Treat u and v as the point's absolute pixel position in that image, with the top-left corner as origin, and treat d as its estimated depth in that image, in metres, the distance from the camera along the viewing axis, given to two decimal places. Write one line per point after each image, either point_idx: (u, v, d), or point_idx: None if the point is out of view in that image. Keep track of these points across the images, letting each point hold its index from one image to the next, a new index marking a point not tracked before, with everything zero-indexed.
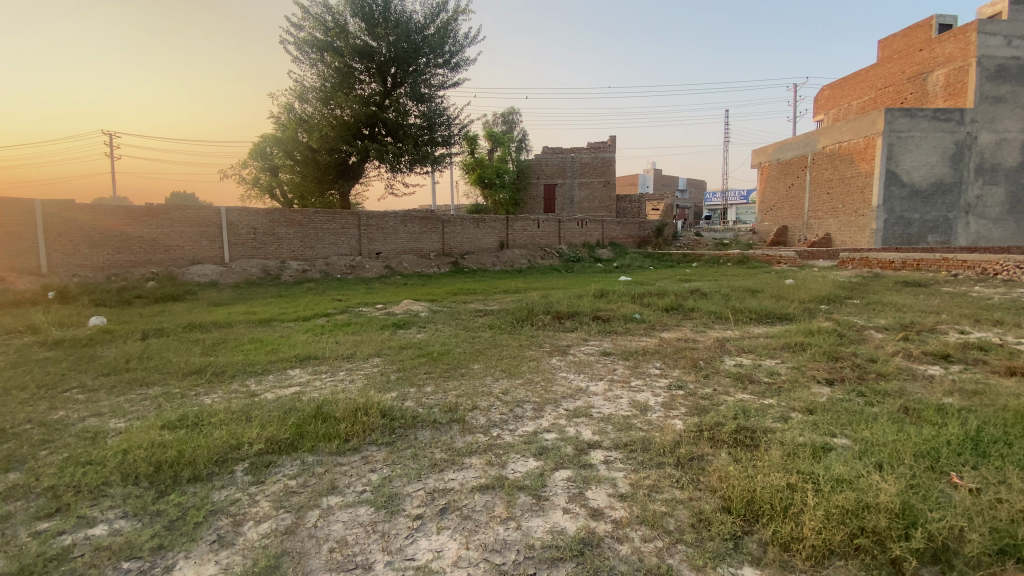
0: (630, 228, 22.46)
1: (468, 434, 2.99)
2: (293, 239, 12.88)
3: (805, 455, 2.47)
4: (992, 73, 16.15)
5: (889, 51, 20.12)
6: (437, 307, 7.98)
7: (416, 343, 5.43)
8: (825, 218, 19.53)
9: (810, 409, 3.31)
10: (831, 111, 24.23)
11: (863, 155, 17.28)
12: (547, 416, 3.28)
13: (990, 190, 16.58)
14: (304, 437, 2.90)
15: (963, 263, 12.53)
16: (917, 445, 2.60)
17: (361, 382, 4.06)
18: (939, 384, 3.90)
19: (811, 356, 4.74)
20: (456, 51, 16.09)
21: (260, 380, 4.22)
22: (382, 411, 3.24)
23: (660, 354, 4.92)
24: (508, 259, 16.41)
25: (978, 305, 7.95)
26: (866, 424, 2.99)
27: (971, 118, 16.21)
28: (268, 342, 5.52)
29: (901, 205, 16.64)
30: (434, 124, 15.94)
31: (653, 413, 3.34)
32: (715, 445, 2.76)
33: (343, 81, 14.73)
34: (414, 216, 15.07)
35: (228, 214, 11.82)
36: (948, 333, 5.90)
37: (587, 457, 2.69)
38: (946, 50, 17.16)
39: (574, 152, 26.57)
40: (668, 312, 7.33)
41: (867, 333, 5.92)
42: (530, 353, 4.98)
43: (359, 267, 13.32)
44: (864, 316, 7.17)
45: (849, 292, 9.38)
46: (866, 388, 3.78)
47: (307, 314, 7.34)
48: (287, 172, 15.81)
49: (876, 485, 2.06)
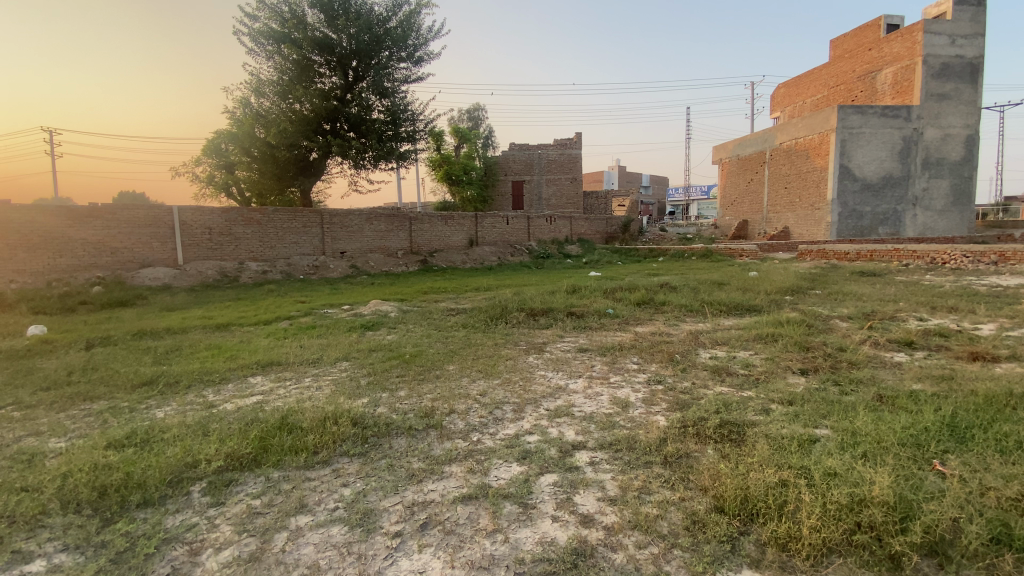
0: (597, 224, 22.62)
1: (447, 440, 2.83)
2: (252, 238, 12.33)
3: (792, 449, 2.44)
4: (937, 71, 16.97)
5: (840, 50, 20.90)
6: (407, 307, 7.75)
7: (386, 345, 5.22)
8: (783, 211, 20.15)
9: (789, 400, 3.31)
10: (787, 108, 25.04)
11: (818, 151, 17.90)
12: (528, 418, 3.16)
13: (936, 183, 17.46)
14: (268, 451, 2.69)
15: (913, 253, 13.13)
16: (898, 433, 2.63)
17: (329, 388, 3.84)
18: (909, 371, 3.99)
19: (784, 347, 4.80)
20: (420, 44, 15.75)
21: (219, 390, 3.93)
22: (353, 420, 3.05)
23: (636, 348, 4.88)
24: (478, 256, 16.24)
25: (932, 292, 8.30)
26: (846, 413, 3.01)
27: (917, 114, 17.02)
28: (226, 348, 5.19)
29: (854, 198, 17.34)
30: (398, 119, 15.57)
31: (635, 410, 3.26)
32: (700, 441, 2.70)
33: (302, 74, 14.19)
34: (379, 214, 14.70)
35: (181, 214, 11.21)
36: (908, 320, 6.11)
37: (572, 460, 2.58)
38: (894, 49, 17.94)
39: (541, 148, 26.54)
40: (640, 306, 7.34)
41: (833, 322, 6.06)
42: (506, 351, 4.85)
43: (323, 268, 12.88)
44: (828, 306, 7.37)
45: (812, 283, 9.67)
46: (840, 376, 3.82)
47: (268, 317, 6.98)
48: (244, 169, 15.13)
49: (868, 478, 2.03)
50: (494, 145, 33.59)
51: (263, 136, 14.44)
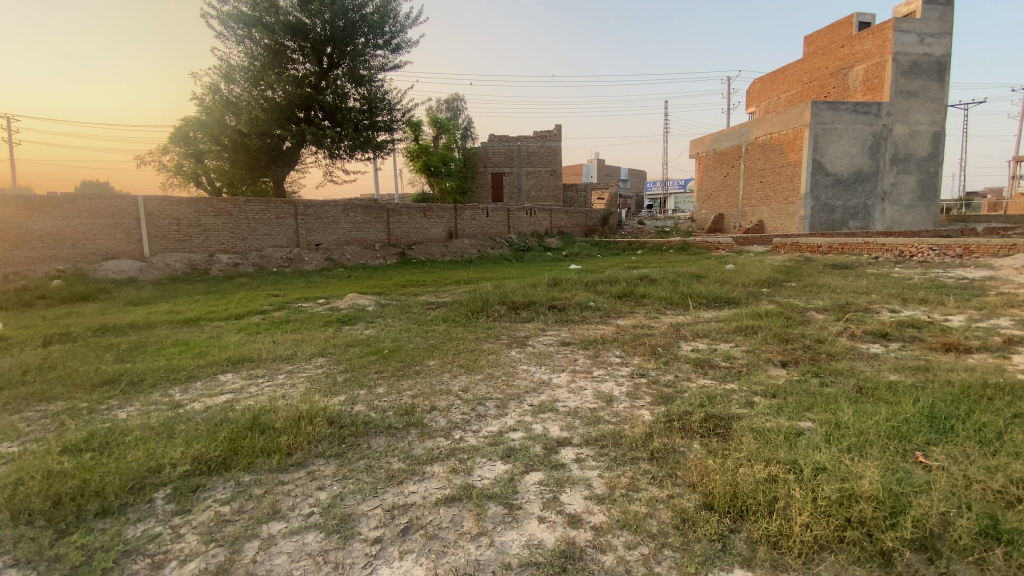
0: (577, 217, 22.63)
1: (428, 439, 2.74)
2: (223, 230, 11.92)
3: (779, 442, 2.42)
4: (906, 69, 17.40)
5: (814, 47, 21.23)
6: (385, 301, 7.58)
7: (364, 339, 5.06)
8: (757, 205, 20.47)
9: (772, 392, 3.31)
10: (762, 103, 25.40)
11: (792, 146, 18.19)
12: (511, 413, 3.08)
13: (903, 178, 17.97)
14: (238, 454, 2.54)
15: (882, 246, 13.47)
16: (880, 424, 2.65)
17: (304, 386, 3.69)
18: (885, 362, 4.06)
19: (763, 339, 4.83)
20: (397, 32, 15.39)
21: (186, 389, 3.74)
22: (329, 419, 2.92)
23: (618, 341, 4.85)
24: (458, 249, 16.07)
25: (902, 284, 8.52)
26: (828, 405, 3.02)
27: (887, 111, 17.45)
28: (195, 344, 4.96)
29: (827, 193, 17.71)
30: (375, 108, 15.23)
31: (619, 404, 3.22)
32: (686, 435, 2.66)
33: (274, 59, 13.73)
34: (355, 205, 14.37)
35: (147, 204, 10.75)
36: (881, 312, 6.24)
37: (557, 457, 2.51)
38: (865, 46, 18.32)
39: (521, 140, 26.37)
40: (621, 299, 7.33)
41: (810, 314, 6.15)
42: (487, 345, 4.76)
43: (297, 260, 12.54)
44: (804, 298, 7.48)
45: (787, 275, 9.83)
46: (819, 368, 3.85)
47: (240, 312, 6.74)
48: (214, 157, 14.60)
49: (856, 472, 2.03)
50: (473, 136, 33.27)
51: (234, 124, 13.95)
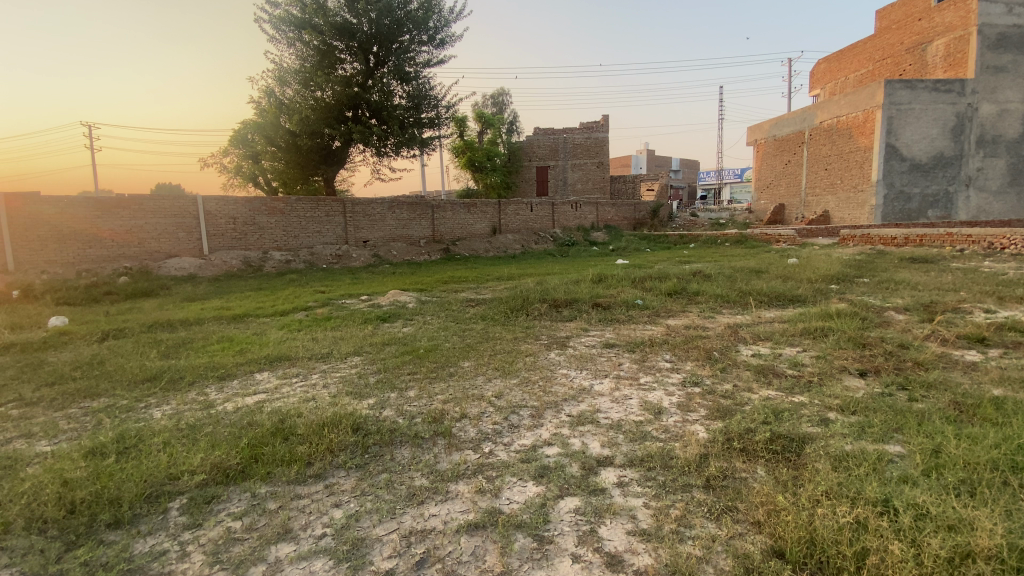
0: (625, 210, 21.94)
1: (455, 451, 2.52)
2: (276, 228, 12.28)
3: (866, 475, 2.03)
4: (994, 42, 15.63)
5: (888, 21, 19.47)
6: (426, 297, 7.50)
7: (400, 338, 4.93)
8: (823, 194, 19.06)
9: (850, 409, 2.87)
10: (828, 85, 23.62)
11: (862, 129, 16.76)
12: (547, 425, 2.81)
13: (992, 162, 16.17)
14: (257, 462, 2.43)
15: (967, 238, 12.15)
16: (990, 453, 2.19)
17: (335, 387, 3.57)
18: (985, 373, 3.48)
19: (835, 343, 4.30)
20: (441, 26, 15.30)
21: (221, 387, 3.72)
22: (354, 425, 2.76)
23: (668, 344, 4.46)
24: (501, 244, 15.90)
25: (996, 281, 7.54)
26: (919, 426, 2.58)
27: (973, 89, 15.74)
28: (237, 341, 5.01)
29: (902, 180, 16.19)
30: (420, 104, 15.27)
31: (669, 417, 2.88)
32: (749, 458, 2.32)
33: (323, 60, 13.98)
34: (401, 202, 14.48)
35: (205, 203, 11.19)
36: (972, 313, 5.48)
37: (597, 480, 2.22)
38: (946, 19, 16.61)
39: (567, 132, 25.86)
40: (671, 296, 6.89)
41: (887, 314, 5.50)
42: (525, 347, 4.50)
43: (345, 257, 12.73)
44: (879, 295, 6.75)
45: (858, 270, 8.96)
46: (905, 380, 3.34)
47: (285, 308, 6.83)
48: (269, 159, 15.09)
49: (972, 522, 1.63)
50: (519, 130, 32.99)
51: (287, 126, 14.36)
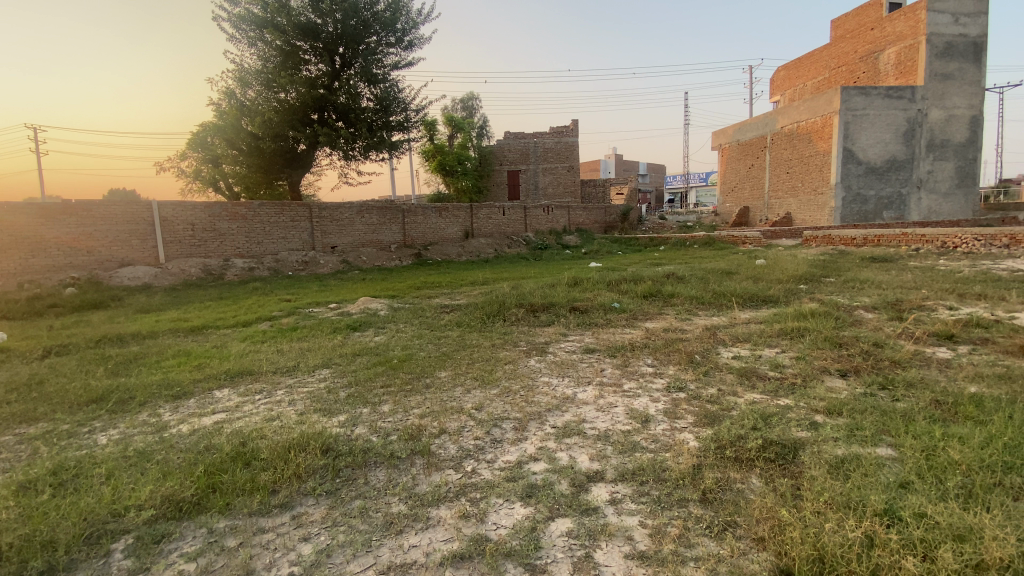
0: (596, 213, 22.08)
1: (436, 471, 2.34)
2: (238, 234, 11.76)
3: (865, 481, 1.97)
4: (942, 50, 16.40)
5: (842, 30, 20.26)
6: (398, 304, 7.27)
7: (372, 348, 4.70)
8: (785, 197, 19.61)
9: (837, 410, 2.83)
10: (788, 91, 24.44)
11: (820, 134, 17.34)
12: (531, 438, 2.66)
13: (941, 165, 16.97)
14: (216, 492, 2.21)
15: (921, 237, 12.64)
16: (982, 453, 2.17)
17: (302, 404, 3.33)
18: (961, 370, 3.52)
19: (812, 343, 4.31)
20: (410, 28, 15.06)
21: (176, 407, 3.42)
22: (324, 447, 2.55)
23: (649, 348, 4.38)
24: (474, 248, 15.72)
25: (954, 278, 7.83)
26: (906, 426, 2.56)
27: (922, 95, 16.50)
28: (195, 355, 4.68)
29: (858, 182, 16.82)
30: (389, 107, 14.97)
31: (656, 426, 2.78)
32: (743, 467, 2.23)
33: (287, 61, 13.53)
34: (370, 207, 14.14)
35: (162, 209, 10.64)
36: (937, 310, 5.65)
37: (588, 498, 2.09)
38: (897, 28, 17.36)
39: (537, 136, 25.92)
40: (647, 298, 6.86)
41: (857, 313, 5.61)
42: (504, 354, 4.35)
43: (312, 263, 12.31)
44: (847, 295, 6.90)
45: (824, 270, 9.17)
46: (885, 378, 3.35)
47: (248, 318, 6.48)
48: (230, 163, 14.49)
49: (980, 530, 1.56)
50: (490, 135, 32.91)
51: (249, 128, 13.82)
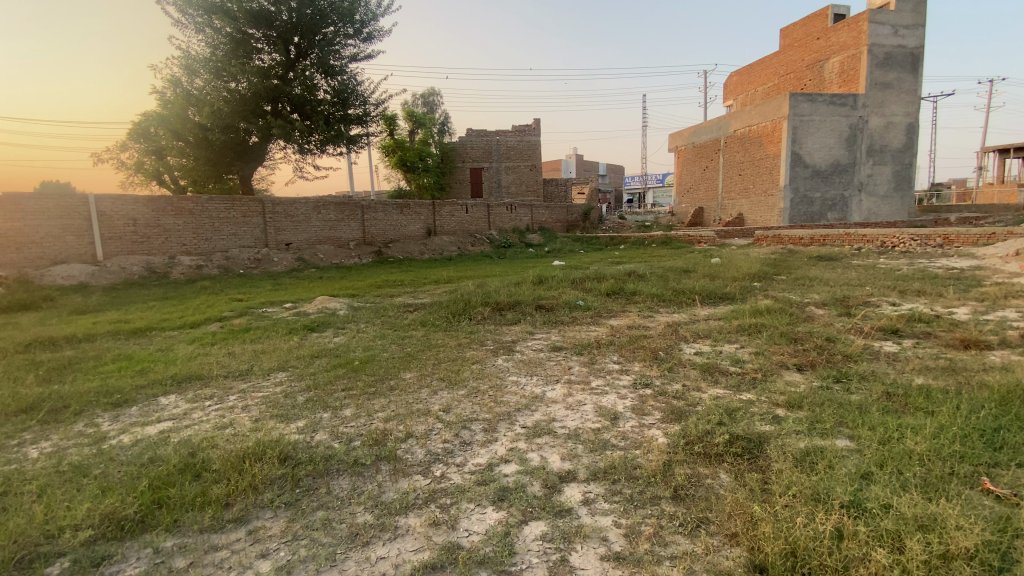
0: (558, 212, 22.24)
1: (403, 478, 2.25)
2: (184, 230, 11.13)
3: (829, 474, 2.02)
4: (881, 61, 17.41)
5: (790, 39, 21.20)
6: (358, 304, 7.05)
7: (332, 349, 4.52)
8: (738, 198, 20.35)
9: (797, 404, 2.91)
10: (740, 96, 25.38)
11: (770, 138, 18.07)
12: (501, 440, 2.61)
13: (879, 170, 18.03)
14: (162, 508, 2.04)
15: (863, 237, 13.39)
16: (933, 443, 2.28)
17: (257, 410, 3.15)
18: (908, 362, 3.72)
19: (770, 339, 4.45)
20: (369, 20, 14.66)
21: (116, 416, 3.17)
22: (281, 455, 2.40)
23: (615, 345, 4.41)
24: (437, 246, 15.51)
25: (894, 276, 8.31)
26: (861, 417, 2.66)
27: (863, 103, 17.47)
28: (137, 359, 4.36)
29: (805, 184, 17.65)
30: (347, 100, 14.55)
31: (625, 423, 2.78)
32: (711, 463, 2.25)
33: (238, 49, 12.91)
34: (327, 203, 13.70)
35: (100, 203, 9.94)
36: (881, 306, 5.97)
37: (561, 499, 2.05)
38: (840, 38, 18.31)
39: (500, 134, 25.87)
40: (610, 296, 6.93)
41: (809, 309, 5.85)
42: (470, 353, 4.27)
43: (266, 261, 11.80)
44: (799, 292, 7.20)
45: (776, 268, 9.56)
46: (839, 372, 3.49)
47: (196, 319, 6.12)
48: (176, 155, 13.70)
49: (941, 520, 1.63)
50: (451, 131, 32.58)
51: (196, 119, 13.11)
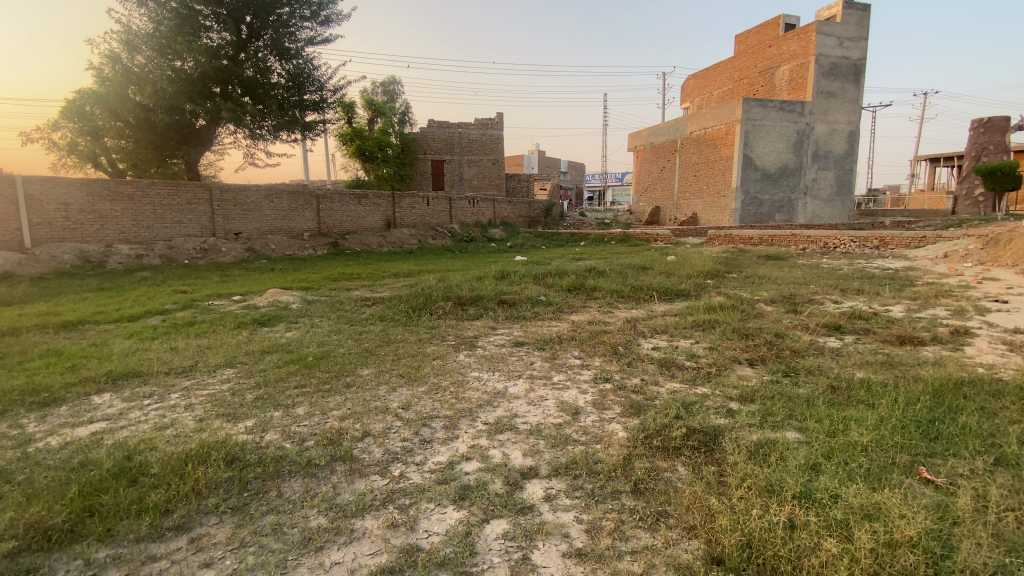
0: (520, 208, 22.26)
1: (360, 478, 2.17)
2: (123, 217, 10.42)
3: (782, 466, 2.10)
4: (827, 70, 18.33)
5: (744, 45, 21.97)
6: (313, 297, 6.80)
7: (285, 345, 4.34)
8: (692, 198, 20.97)
9: (750, 397, 3.00)
10: (696, 99, 26.15)
11: (724, 140, 18.69)
12: (462, 437, 2.56)
13: (823, 174, 19.01)
14: (93, 517, 1.89)
15: (808, 238, 14.07)
16: (874, 434, 2.41)
17: (202, 409, 2.97)
18: (850, 357, 3.93)
19: (723, 334, 4.60)
20: (327, 2, 14.08)
21: (43, 417, 2.91)
22: (228, 457, 2.27)
23: (576, 340, 4.43)
24: (396, 239, 15.21)
25: (836, 275, 8.79)
26: (809, 409, 2.78)
27: (810, 110, 18.33)
28: (68, 355, 4.03)
29: (756, 186, 18.38)
30: (303, 84, 14.00)
31: (586, 418, 2.79)
32: (669, 455, 2.29)
33: (184, 25, 12.07)
34: (280, 191, 13.16)
35: (27, 185, 9.15)
36: (825, 303, 6.29)
37: (523, 496, 2.02)
38: (790, 47, 19.14)
39: (462, 127, 25.60)
40: (571, 292, 6.99)
41: (759, 306, 6.09)
42: (431, 349, 4.20)
43: (212, 251, 11.20)
44: (750, 289, 7.49)
45: (727, 267, 9.93)
46: (788, 366, 3.63)
47: (136, 312, 5.73)
48: (114, 136, 12.80)
49: (886, 509, 1.72)
50: (411, 122, 31.97)
51: (137, 98, 12.30)
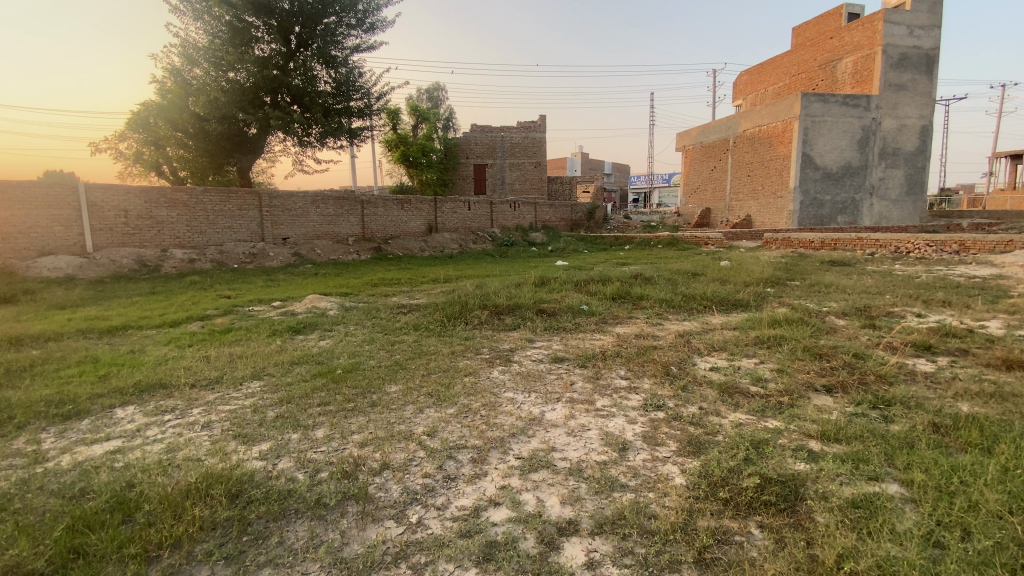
0: (562, 211, 21.83)
1: (375, 524, 1.89)
2: (178, 223, 10.79)
3: (894, 542, 1.64)
4: (897, 61, 16.93)
5: (803, 38, 20.67)
6: (350, 304, 6.69)
7: (314, 356, 4.17)
8: (746, 199, 19.86)
9: (834, 436, 2.52)
10: (750, 96, 24.87)
11: (780, 138, 17.60)
12: (491, 475, 2.24)
13: (892, 172, 17.57)
14: (79, 560, 1.69)
15: (875, 241, 12.90)
16: (1008, 495, 1.90)
17: (219, 428, 2.79)
18: (949, 386, 3.33)
19: (791, 353, 4.07)
20: (371, 9, 14.17)
21: (63, 432, 2.81)
22: (234, 491, 2.05)
23: (621, 357, 4.03)
24: (438, 242, 15.15)
25: (914, 283, 7.91)
26: (912, 456, 2.28)
27: (876, 104, 17.01)
28: (105, 363, 4.01)
29: (816, 187, 17.17)
30: (348, 92, 14.17)
31: (636, 456, 2.40)
32: (741, 513, 1.88)
33: (236, 37, 12.53)
34: (326, 197, 13.37)
35: (90, 193, 9.58)
36: (906, 317, 5.59)
37: (561, 560, 1.68)
38: (855, 37, 17.80)
39: (504, 131, 25.43)
40: (616, 300, 6.57)
41: (829, 319, 5.47)
42: (463, 364, 3.90)
43: (260, 256, 11.43)
44: (815, 299, 6.82)
45: (788, 273, 9.19)
46: (874, 397, 3.09)
47: (177, 317, 5.77)
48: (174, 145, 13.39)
49: None
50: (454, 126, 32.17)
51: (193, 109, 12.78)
